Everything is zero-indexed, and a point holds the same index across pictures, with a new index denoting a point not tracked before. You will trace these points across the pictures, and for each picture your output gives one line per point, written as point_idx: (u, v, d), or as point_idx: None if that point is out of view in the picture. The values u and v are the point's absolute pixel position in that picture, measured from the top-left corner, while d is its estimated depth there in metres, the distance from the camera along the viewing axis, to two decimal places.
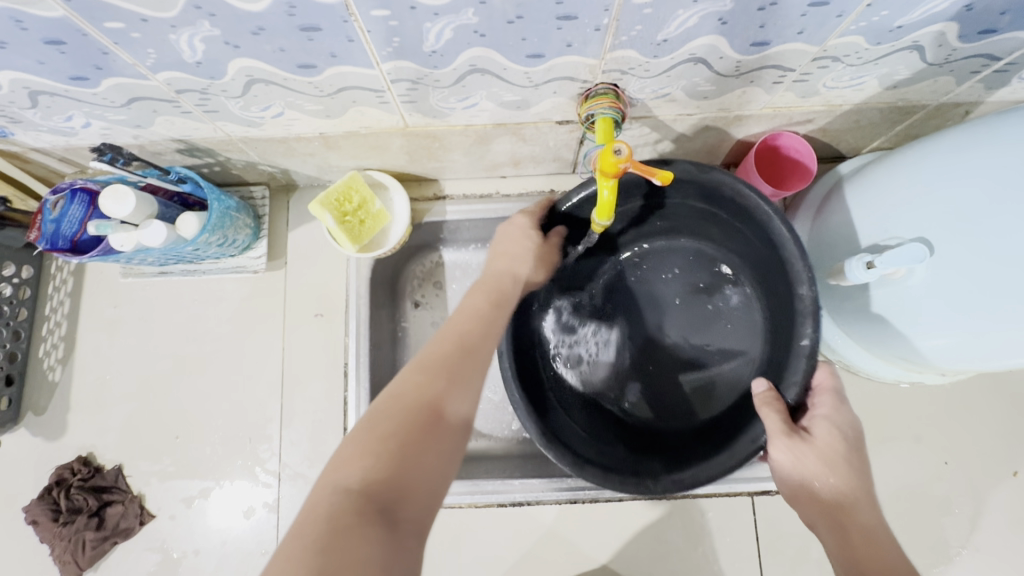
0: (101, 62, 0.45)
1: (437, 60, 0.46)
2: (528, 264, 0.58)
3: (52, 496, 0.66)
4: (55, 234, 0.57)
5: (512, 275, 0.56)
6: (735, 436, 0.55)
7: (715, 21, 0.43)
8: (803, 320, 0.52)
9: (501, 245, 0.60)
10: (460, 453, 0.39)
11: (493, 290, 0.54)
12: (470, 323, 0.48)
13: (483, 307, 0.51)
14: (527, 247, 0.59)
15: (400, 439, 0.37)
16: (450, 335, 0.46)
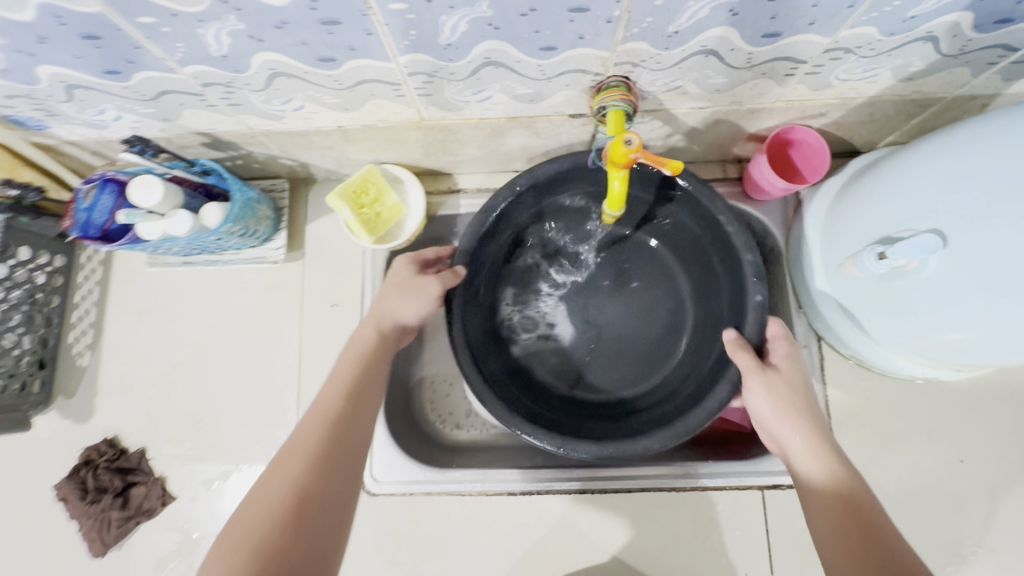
0: (133, 56, 0.47)
1: (452, 53, 0.48)
2: (400, 300, 0.61)
3: (81, 475, 0.69)
4: (87, 222, 0.60)
5: (380, 325, 0.60)
6: (704, 391, 0.61)
7: (727, 13, 0.43)
8: (753, 283, 0.59)
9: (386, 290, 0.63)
10: (327, 535, 0.44)
11: (368, 350, 0.57)
12: (339, 394, 0.53)
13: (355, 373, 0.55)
14: (399, 283, 0.62)
15: (260, 544, 0.42)
16: (317, 411, 0.51)
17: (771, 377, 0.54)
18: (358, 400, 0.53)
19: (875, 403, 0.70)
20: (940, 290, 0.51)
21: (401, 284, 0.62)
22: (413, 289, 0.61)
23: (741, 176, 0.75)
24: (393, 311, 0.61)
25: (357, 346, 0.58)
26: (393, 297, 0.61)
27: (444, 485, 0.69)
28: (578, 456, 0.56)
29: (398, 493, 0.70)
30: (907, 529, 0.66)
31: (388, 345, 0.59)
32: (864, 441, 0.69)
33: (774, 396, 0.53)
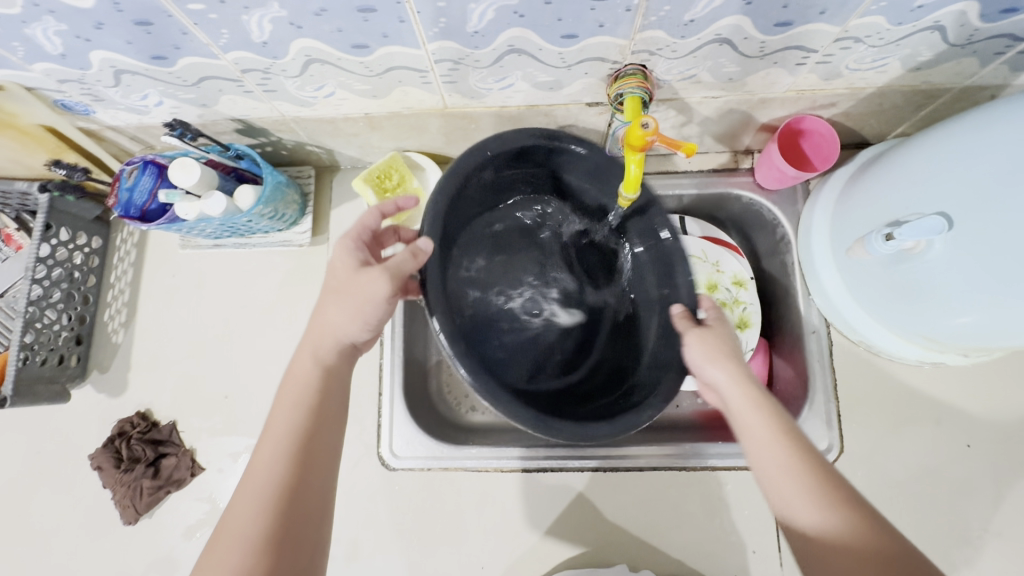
0: (179, 42, 0.50)
1: (478, 41, 0.50)
2: (340, 311, 0.52)
3: (115, 445, 0.72)
4: (128, 202, 0.63)
5: (317, 353, 0.53)
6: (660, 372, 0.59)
7: (741, 2, 0.46)
8: (679, 260, 0.61)
9: (326, 291, 0.54)
10: None
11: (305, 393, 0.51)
12: (273, 466, 0.47)
13: (292, 431, 0.49)
14: (337, 286, 0.53)
15: None
16: (247, 494, 0.46)
17: (705, 332, 0.54)
18: (301, 472, 0.47)
19: (882, 388, 0.71)
20: (947, 272, 0.53)
21: (338, 287, 0.53)
22: (355, 292, 0.52)
23: (752, 167, 0.77)
24: (331, 325, 0.53)
25: (297, 387, 0.51)
26: (328, 309, 0.53)
27: (460, 461, 0.72)
28: (597, 439, 0.52)
29: (417, 468, 0.72)
30: (914, 511, 0.68)
31: (334, 375, 0.53)
32: (872, 425, 0.70)
33: (713, 355, 0.53)
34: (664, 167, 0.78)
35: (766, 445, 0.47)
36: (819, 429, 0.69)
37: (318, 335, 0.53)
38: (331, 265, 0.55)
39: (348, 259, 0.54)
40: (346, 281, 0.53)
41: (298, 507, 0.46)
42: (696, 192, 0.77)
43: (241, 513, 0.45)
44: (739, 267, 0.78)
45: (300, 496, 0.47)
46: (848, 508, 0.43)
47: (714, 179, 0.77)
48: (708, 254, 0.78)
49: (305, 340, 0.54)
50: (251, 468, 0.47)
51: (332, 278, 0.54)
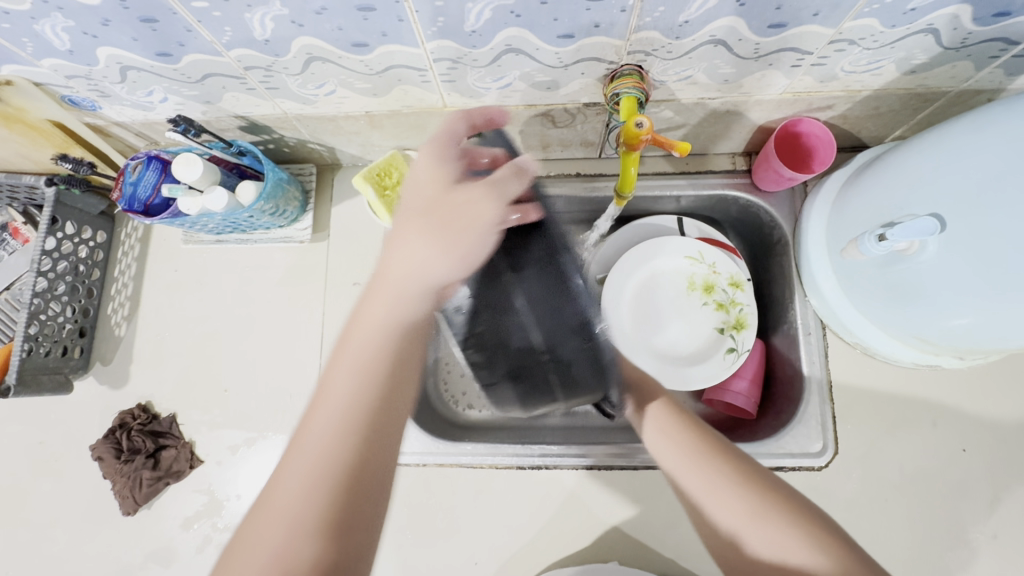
0: (184, 39, 0.51)
1: (476, 40, 0.51)
2: (433, 239, 0.48)
3: (116, 436, 0.72)
4: (132, 196, 0.64)
5: (395, 307, 0.47)
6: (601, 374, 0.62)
7: (734, 3, 0.46)
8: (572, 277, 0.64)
9: (419, 208, 0.50)
10: None
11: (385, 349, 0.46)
12: (341, 433, 0.42)
13: (362, 398, 0.44)
14: (433, 205, 0.49)
15: None
16: (313, 460, 0.41)
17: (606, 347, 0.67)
18: (370, 442, 0.43)
19: (879, 389, 0.71)
20: (940, 274, 0.53)
21: (433, 206, 0.49)
22: (456, 212, 0.48)
23: (749, 168, 0.77)
24: (420, 253, 0.49)
25: (367, 349, 0.46)
26: (397, 256, 0.49)
27: (455, 457, 0.72)
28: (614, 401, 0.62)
29: (414, 464, 0.73)
30: (909, 513, 0.68)
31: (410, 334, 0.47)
32: (867, 427, 0.70)
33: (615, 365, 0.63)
34: (662, 169, 0.78)
35: (650, 425, 0.58)
36: (814, 430, 0.69)
37: (391, 284, 0.48)
38: (412, 184, 0.51)
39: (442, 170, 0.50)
40: (444, 201, 0.49)
41: (365, 481, 0.42)
42: (695, 193, 0.78)
43: (294, 486, 0.41)
44: (736, 269, 0.78)
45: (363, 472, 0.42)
46: (722, 460, 0.52)
47: (711, 180, 0.77)
48: (702, 254, 0.78)
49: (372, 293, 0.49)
50: (312, 431, 0.43)
51: (423, 197, 0.50)
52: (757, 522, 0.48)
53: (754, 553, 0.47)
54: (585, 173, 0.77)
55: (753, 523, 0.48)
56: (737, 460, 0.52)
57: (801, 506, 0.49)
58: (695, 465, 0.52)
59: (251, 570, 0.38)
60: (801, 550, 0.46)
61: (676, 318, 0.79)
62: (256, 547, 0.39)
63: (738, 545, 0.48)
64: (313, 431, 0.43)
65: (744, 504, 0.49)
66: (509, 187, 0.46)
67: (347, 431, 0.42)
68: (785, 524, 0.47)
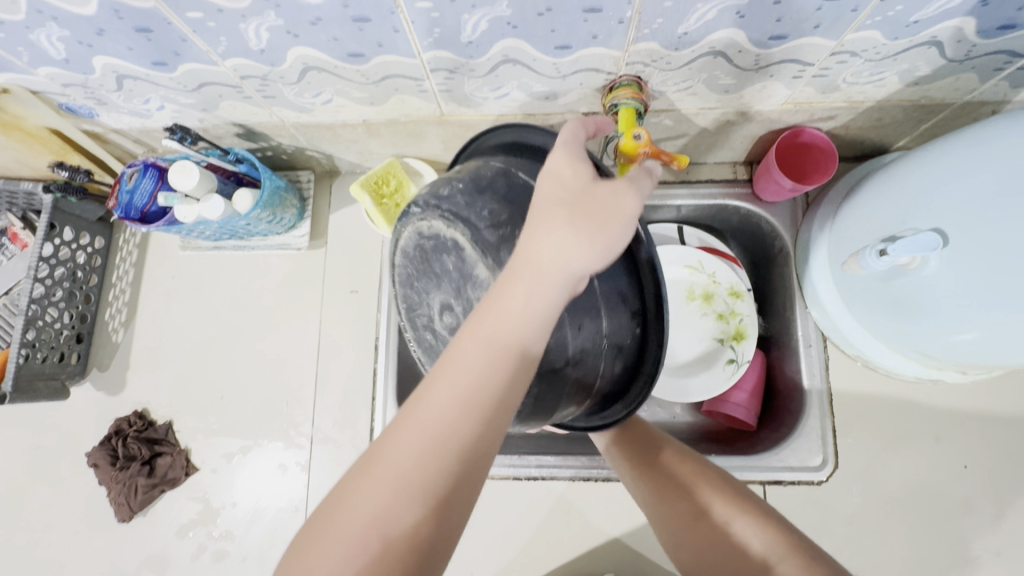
0: (179, 49, 0.51)
1: (473, 50, 0.51)
2: (574, 229, 0.36)
3: (111, 443, 0.72)
4: (128, 204, 0.64)
5: (539, 278, 0.36)
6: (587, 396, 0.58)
7: (733, 15, 0.46)
8: None
9: (550, 184, 0.38)
10: None
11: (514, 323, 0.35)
12: (463, 407, 0.34)
13: (493, 373, 0.35)
14: (570, 188, 0.37)
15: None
16: (428, 431, 0.34)
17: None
18: (492, 427, 0.35)
19: (881, 402, 0.70)
20: (943, 289, 0.52)
21: (569, 203, 0.37)
22: (595, 206, 0.37)
23: (750, 177, 0.77)
24: (558, 247, 0.36)
25: (510, 313, 0.35)
26: (546, 252, 0.36)
27: None
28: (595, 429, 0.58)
29: None
30: (911, 528, 0.67)
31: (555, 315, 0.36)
32: (868, 440, 0.70)
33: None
34: (662, 177, 0.77)
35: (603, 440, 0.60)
36: (814, 443, 0.68)
37: (539, 268, 0.36)
38: (547, 177, 0.38)
39: (566, 169, 0.38)
40: (583, 188, 0.37)
41: (477, 470, 0.35)
42: (693, 202, 0.77)
43: (410, 448, 0.34)
44: (736, 278, 0.77)
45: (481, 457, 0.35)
46: (667, 466, 0.54)
47: (711, 189, 0.76)
48: (701, 263, 0.77)
49: (521, 263, 0.36)
50: (433, 394, 0.35)
51: (555, 174, 0.38)
52: (701, 527, 0.49)
53: (705, 556, 0.48)
54: None
55: (696, 527, 0.49)
56: (681, 466, 0.54)
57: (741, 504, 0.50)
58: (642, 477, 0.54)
59: (349, 537, 0.32)
60: (744, 548, 0.47)
61: (676, 327, 0.78)
62: (354, 510, 0.33)
63: (689, 552, 0.49)
64: (442, 397, 0.34)
65: (687, 509, 0.51)
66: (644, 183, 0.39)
67: (476, 410, 0.34)
68: (725, 521, 0.49)
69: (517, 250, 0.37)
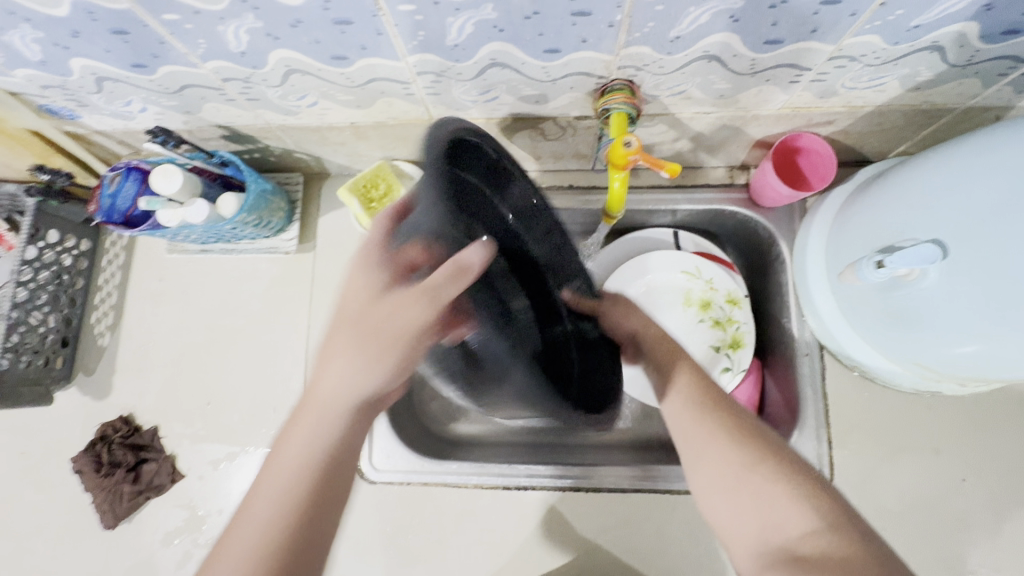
0: (158, 51, 0.49)
1: (459, 54, 0.49)
2: (358, 352, 0.44)
3: (96, 449, 0.71)
4: (111, 208, 0.63)
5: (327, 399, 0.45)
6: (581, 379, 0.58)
7: (727, 19, 0.44)
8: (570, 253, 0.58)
9: (345, 306, 0.45)
10: None
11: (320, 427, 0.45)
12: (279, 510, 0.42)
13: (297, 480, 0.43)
14: (360, 308, 0.44)
15: None
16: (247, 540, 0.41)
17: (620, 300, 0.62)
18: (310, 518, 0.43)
19: (878, 414, 0.69)
20: (943, 302, 0.51)
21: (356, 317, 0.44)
22: (384, 323, 0.43)
23: (747, 182, 0.75)
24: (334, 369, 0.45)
25: (315, 419, 0.45)
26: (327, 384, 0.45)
27: (440, 477, 0.71)
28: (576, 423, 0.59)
29: (396, 482, 0.71)
30: (907, 542, 0.65)
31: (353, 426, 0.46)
32: (864, 452, 0.68)
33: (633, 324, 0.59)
34: (658, 181, 0.76)
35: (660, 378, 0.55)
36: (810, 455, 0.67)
37: (319, 401, 0.45)
38: (346, 292, 0.46)
39: (364, 278, 0.45)
40: (372, 304, 0.44)
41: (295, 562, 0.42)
42: (689, 207, 0.76)
43: (238, 558, 0.41)
44: (734, 285, 0.75)
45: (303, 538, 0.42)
46: (725, 416, 0.49)
47: (707, 194, 0.75)
48: (699, 270, 0.76)
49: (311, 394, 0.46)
50: (253, 504, 0.43)
51: (356, 295, 0.45)
52: (750, 479, 0.45)
53: (745, 509, 0.45)
54: (578, 186, 0.75)
55: (746, 476, 0.45)
56: (738, 420, 0.49)
57: (796, 468, 0.45)
58: (696, 421, 0.49)
59: None
60: (790, 514, 0.43)
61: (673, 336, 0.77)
62: None
63: (728, 500, 0.46)
64: (262, 499, 0.43)
65: (739, 456, 0.46)
66: (445, 295, 0.41)
67: (286, 508, 0.43)
68: (777, 478, 0.44)
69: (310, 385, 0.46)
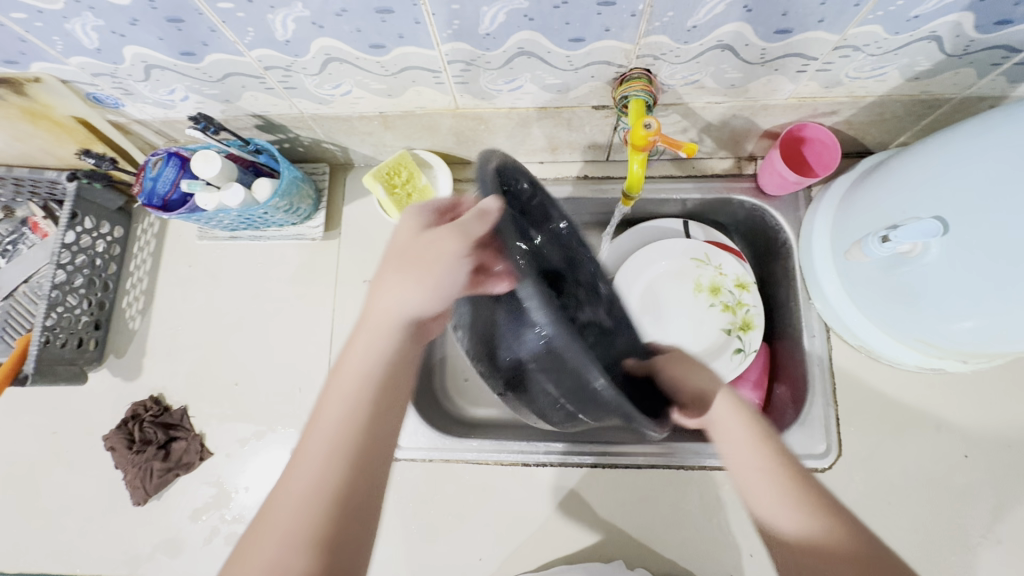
0: (208, 39, 0.53)
1: (489, 43, 0.53)
2: (409, 283, 0.49)
3: (128, 427, 0.74)
4: (151, 191, 0.66)
5: (373, 343, 0.49)
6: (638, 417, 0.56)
7: (741, 9, 0.48)
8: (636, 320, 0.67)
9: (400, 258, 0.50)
10: None
11: (361, 381, 0.47)
12: (334, 460, 0.43)
13: (349, 417, 0.45)
14: (405, 253, 0.51)
15: None
16: (305, 486, 0.41)
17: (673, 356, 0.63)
18: (361, 448, 0.44)
19: (883, 395, 0.71)
20: (943, 277, 0.53)
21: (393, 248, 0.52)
22: (427, 254, 0.49)
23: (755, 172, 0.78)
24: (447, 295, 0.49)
25: (357, 381, 0.47)
26: (362, 336, 0.49)
27: (461, 453, 0.73)
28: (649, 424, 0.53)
29: (419, 459, 0.74)
30: (912, 516, 0.67)
31: (384, 394, 0.47)
32: (870, 430, 0.70)
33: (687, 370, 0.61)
34: (667, 171, 0.79)
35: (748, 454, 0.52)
36: (818, 432, 0.70)
37: (376, 320, 0.50)
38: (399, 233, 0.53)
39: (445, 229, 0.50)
40: (416, 253, 0.50)
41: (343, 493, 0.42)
42: (696, 196, 0.79)
43: (297, 494, 0.41)
44: (742, 270, 0.77)
45: (314, 527, 0.40)
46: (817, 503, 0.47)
47: (715, 183, 0.78)
48: (710, 257, 0.78)
49: (331, 385, 0.47)
50: (303, 458, 0.43)
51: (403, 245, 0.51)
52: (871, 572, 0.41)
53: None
54: (593, 176, 0.79)
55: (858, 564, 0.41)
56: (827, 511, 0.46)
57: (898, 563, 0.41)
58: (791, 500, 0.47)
59: (265, 557, 0.39)
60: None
61: (683, 318, 0.79)
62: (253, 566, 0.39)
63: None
64: (290, 502, 0.41)
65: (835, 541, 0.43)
66: (471, 231, 0.46)
67: (342, 457, 0.43)
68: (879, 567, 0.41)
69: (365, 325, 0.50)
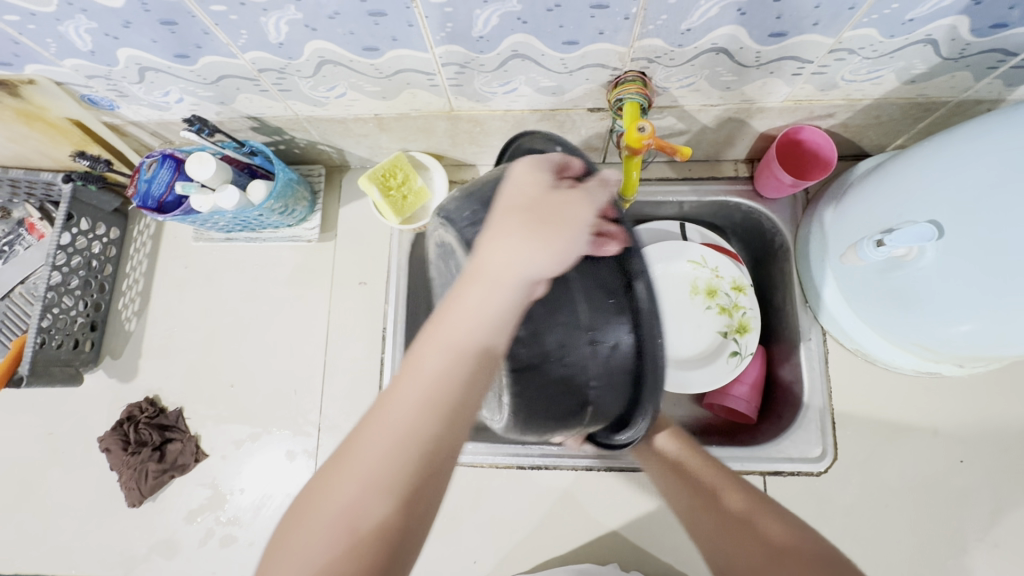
0: (201, 41, 0.53)
1: (483, 45, 0.53)
2: (530, 241, 0.43)
3: (124, 428, 0.74)
4: (146, 193, 0.66)
5: (488, 295, 0.42)
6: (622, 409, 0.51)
7: (735, 13, 0.48)
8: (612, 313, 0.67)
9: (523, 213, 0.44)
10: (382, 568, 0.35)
11: (462, 340, 0.41)
12: (424, 414, 0.39)
13: (448, 371, 0.40)
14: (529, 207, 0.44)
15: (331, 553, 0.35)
16: (397, 434, 0.38)
17: None
18: (455, 409, 0.39)
19: (879, 398, 0.71)
20: (939, 281, 0.53)
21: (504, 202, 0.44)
22: (553, 213, 0.44)
23: (751, 175, 0.78)
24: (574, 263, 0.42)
25: (460, 328, 0.41)
26: (473, 288, 0.42)
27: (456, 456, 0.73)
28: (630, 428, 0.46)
29: None
30: (907, 519, 0.67)
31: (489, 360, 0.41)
32: (865, 433, 0.70)
33: None
34: (664, 173, 0.79)
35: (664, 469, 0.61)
36: (814, 435, 0.70)
37: (488, 273, 0.42)
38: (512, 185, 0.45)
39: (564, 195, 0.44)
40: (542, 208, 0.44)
41: (433, 449, 0.38)
42: (694, 198, 0.79)
43: (382, 442, 0.38)
44: (739, 272, 0.77)
45: (398, 479, 0.37)
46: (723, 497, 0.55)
47: (712, 185, 0.78)
48: (708, 259, 0.77)
49: (433, 328, 0.42)
50: (394, 403, 0.40)
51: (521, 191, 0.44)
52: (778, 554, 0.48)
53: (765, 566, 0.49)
54: None
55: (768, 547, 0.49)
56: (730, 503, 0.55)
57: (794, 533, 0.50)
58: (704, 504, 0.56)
59: (345, 493, 0.37)
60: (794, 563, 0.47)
61: (680, 321, 0.79)
62: (329, 503, 0.37)
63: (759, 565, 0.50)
64: (376, 447, 0.38)
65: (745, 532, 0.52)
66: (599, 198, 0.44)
67: (433, 409, 0.39)
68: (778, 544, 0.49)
69: (475, 273, 0.43)
